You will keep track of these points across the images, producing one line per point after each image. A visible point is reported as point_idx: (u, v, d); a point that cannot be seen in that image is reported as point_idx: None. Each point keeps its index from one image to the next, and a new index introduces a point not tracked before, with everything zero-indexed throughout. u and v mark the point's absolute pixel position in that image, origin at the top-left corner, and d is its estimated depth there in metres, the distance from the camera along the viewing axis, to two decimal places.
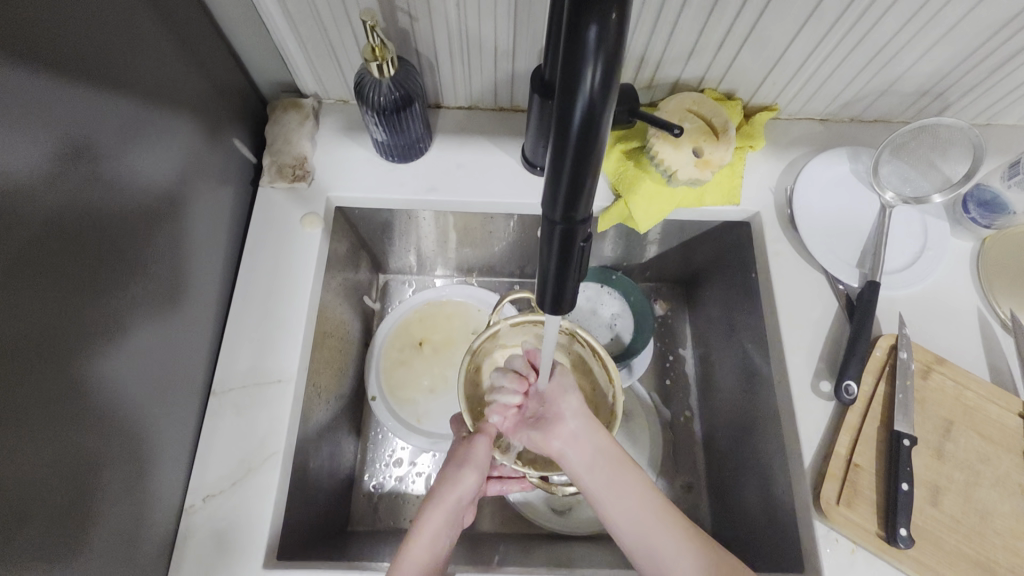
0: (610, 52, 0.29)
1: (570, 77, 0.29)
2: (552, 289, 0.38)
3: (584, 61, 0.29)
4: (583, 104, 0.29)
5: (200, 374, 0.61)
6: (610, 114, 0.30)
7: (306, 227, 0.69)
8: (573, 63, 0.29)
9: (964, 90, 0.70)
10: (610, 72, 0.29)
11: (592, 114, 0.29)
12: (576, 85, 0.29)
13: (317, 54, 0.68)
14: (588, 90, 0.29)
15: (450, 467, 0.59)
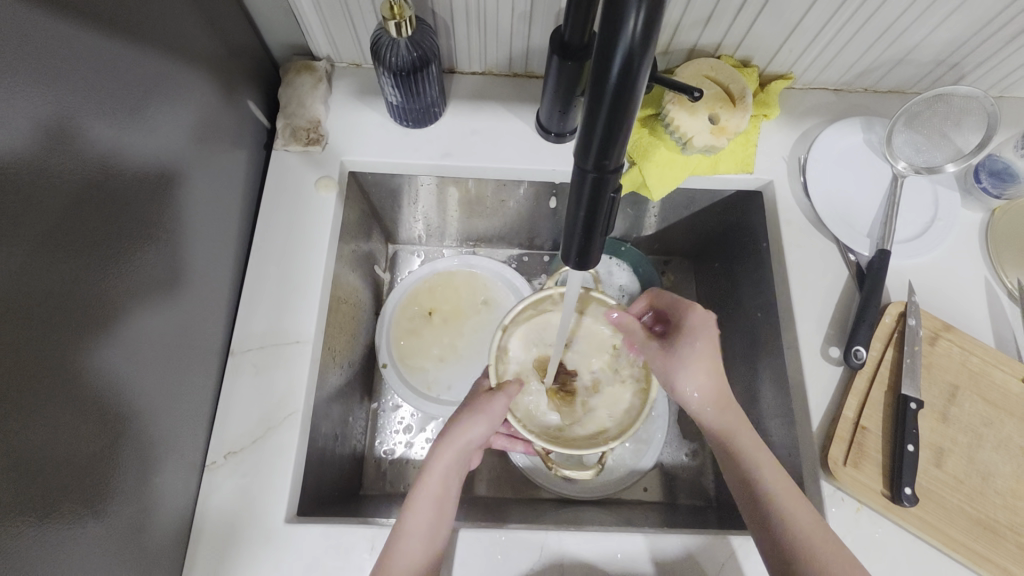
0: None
1: (610, 22, 0.29)
2: (580, 241, 0.39)
3: (625, 7, 0.28)
4: (624, 52, 0.29)
5: (217, 336, 0.62)
6: (648, 63, 0.30)
7: (321, 191, 0.69)
8: (613, 8, 0.29)
9: (981, 60, 0.70)
10: (651, 19, 0.29)
11: (631, 64, 0.30)
12: (617, 30, 0.29)
13: (330, 15, 0.67)
14: (629, 38, 0.29)
15: (466, 412, 0.60)
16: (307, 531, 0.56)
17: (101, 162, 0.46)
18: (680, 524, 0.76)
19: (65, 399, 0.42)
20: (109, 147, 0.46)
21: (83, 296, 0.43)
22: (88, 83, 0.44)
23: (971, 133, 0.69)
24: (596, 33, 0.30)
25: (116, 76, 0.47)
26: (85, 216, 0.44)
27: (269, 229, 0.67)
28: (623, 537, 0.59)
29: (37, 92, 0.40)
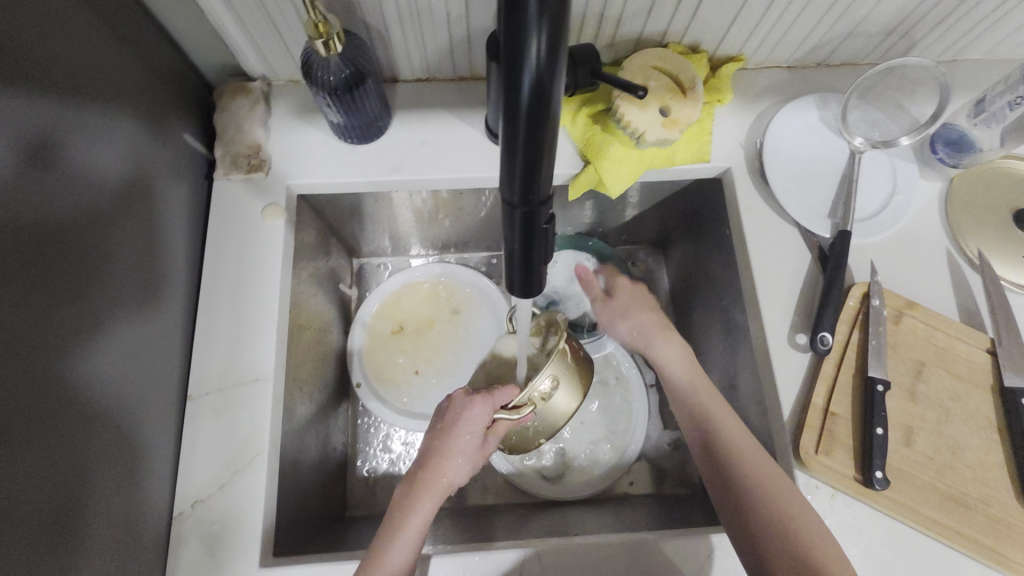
0: (555, 19, 0.26)
1: (513, 49, 0.27)
2: (520, 269, 0.38)
3: (526, 31, 0.26)
4: (531, 81, 0.27)
5: (173, 381, 0.60)
6: (560, 86, 0.28)
7: (268, 219, 0.66)
8: (514, 32, 0.26)
9: (930, 26, 0.69)
10: (555, 39, 0.27)
11: (541, 93, 0.27)
12: (521, 58, 0.27)
13: (258, 33, 0.64)
14: (534, 63, 0.27)
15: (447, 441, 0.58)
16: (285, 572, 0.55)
17: (42, 212, 0.45)
18: (666, 518, 0.76)
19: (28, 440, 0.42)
20: (39, 198, 0.45)
21: (38, 343, 0.44)
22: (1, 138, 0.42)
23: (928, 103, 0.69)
24: (501, 61, 0.28)
25: (35, 125, 0.45)
26: (39, 265, 0.45)
27: (217, 264, 0.65)
28: (601, 544, 0.59)
29: None
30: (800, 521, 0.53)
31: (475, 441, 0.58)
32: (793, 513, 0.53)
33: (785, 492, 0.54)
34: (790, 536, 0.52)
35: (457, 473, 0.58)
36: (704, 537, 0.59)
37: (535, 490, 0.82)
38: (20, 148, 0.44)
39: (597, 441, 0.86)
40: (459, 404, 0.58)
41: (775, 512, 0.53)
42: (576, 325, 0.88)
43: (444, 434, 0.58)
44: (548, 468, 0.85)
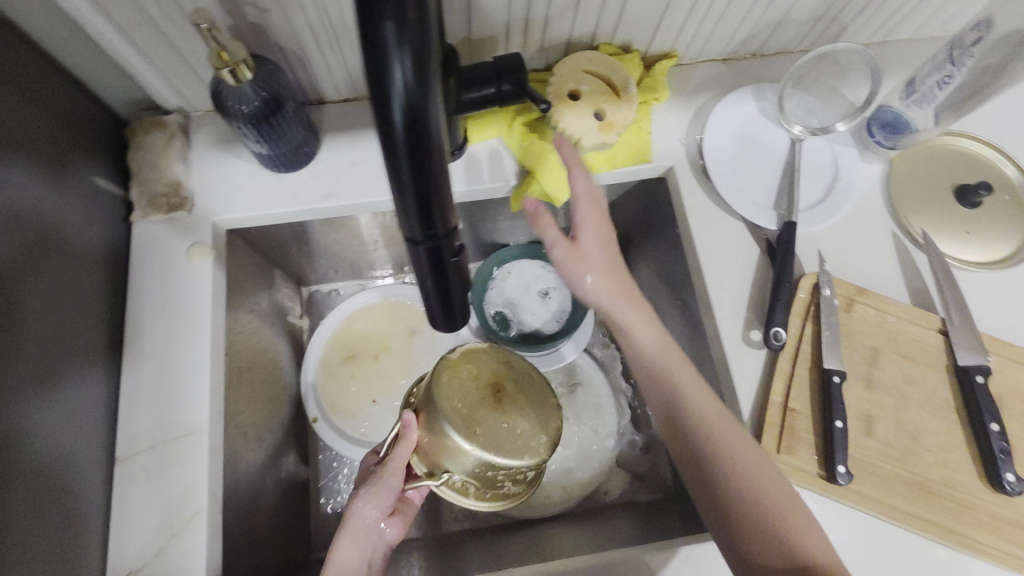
0: (417, 42, 0.24)
1: (377, 77, 0.25)
2: (439, 305, 0.36)
3: (388, 58, 0.24)
4: (402, 111, 0.25)
5: (99, 443, 0.56)
6: (437, 112, 0.26)
7: (194, 259, 0.63)
8: (375, 62, 0.25)
9: (858, 10, 0.68)
10: (421, 64, 0.25)
11: (417, 122, 0.25)
12: (386, 87, 0.25)
13: (165, 64, 0.60)
14: (401, 91, 0.25)
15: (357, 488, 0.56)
16: None
17: None
18: (641, 527, 0.74)
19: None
20: None
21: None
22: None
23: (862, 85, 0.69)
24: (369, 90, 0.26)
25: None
26: None
27: (142, 313, 0.61)
28: None
29: None
30: (770, 502, 0.51)
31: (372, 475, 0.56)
32: (760, 497, 0.51)
33: (746, 468, 0.52)
34: (773, 533, 0.49)
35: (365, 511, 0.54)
36: None
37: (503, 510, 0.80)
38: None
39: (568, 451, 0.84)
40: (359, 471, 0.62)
41: (750, 508, 0.51)
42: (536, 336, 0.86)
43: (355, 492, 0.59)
44: None
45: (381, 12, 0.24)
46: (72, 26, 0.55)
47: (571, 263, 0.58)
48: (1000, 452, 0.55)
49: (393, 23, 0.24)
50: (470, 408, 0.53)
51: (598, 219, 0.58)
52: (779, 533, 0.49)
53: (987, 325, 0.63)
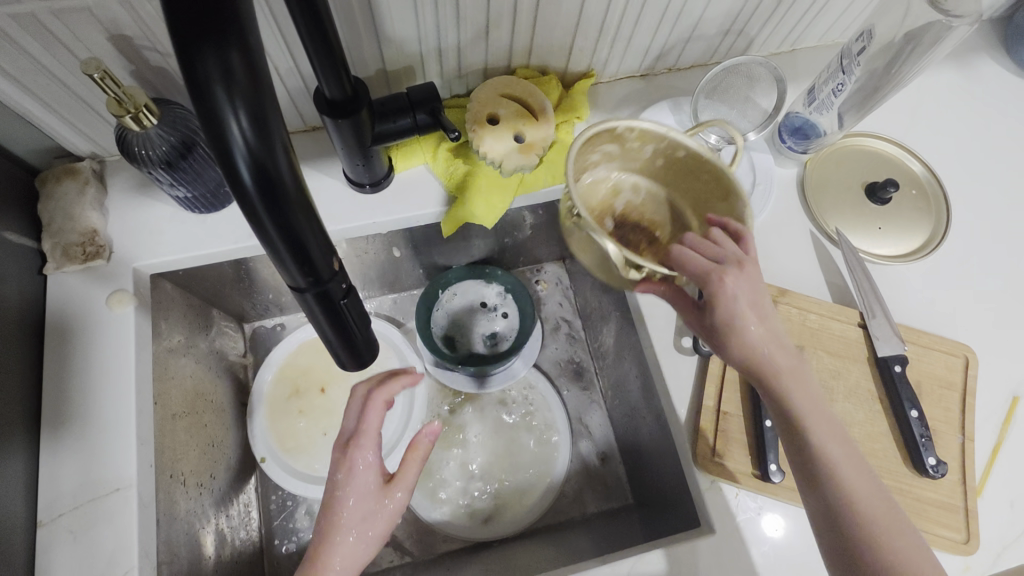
0: (250, 97, 0.25)
1: (217, 138, 0.25)
2: (342, 345, 0.35)
3: (221, 116, 0.25)
4: (247, 162, 0.25)
5: (19, 509, 0.53)
6: (287, 159, 0.27)
7: (114, 308, 0.61)
8: (210, 121, 0.25)
9: (761, 23, 0.72)
10: (258, 115, 0.25)
11: (266, 171, 0.26)
12: (227, 144, 0.25)
13: (71, 112, 0.59)
14: (243, 145, 0.25)
15: (343, 505, 0.50)
16: None
17: None
18: (599, 541, 0.74)
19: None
20: None
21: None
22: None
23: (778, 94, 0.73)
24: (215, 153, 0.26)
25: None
26: None
27: (60, 369, 0.59)
28: None
29: None
30: (848, 469, 0.44)
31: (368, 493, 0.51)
32: (838, 446, 0.44)
33: (828, 441, 0.44)
34: (850, 494, 0.43)
35: (353, 554, 0.49)
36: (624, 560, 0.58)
37: (460, 534, 0.80)
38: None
39: (523, 466, 0.84)
40: (339, 460, 0.52)
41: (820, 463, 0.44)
42: (485, 357, 0.86)
43: (332, 499, 0.51)
44: (477, 509, 0.82)
45: (208, 75, 0.25)
46: None
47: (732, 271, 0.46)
48: (920, 437, 0.58)
49: (222, 85, 0.25)
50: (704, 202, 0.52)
51: (740, 283, 0.43)
52: (855, 504, 0.43)
53: (904, 316, 0.66)
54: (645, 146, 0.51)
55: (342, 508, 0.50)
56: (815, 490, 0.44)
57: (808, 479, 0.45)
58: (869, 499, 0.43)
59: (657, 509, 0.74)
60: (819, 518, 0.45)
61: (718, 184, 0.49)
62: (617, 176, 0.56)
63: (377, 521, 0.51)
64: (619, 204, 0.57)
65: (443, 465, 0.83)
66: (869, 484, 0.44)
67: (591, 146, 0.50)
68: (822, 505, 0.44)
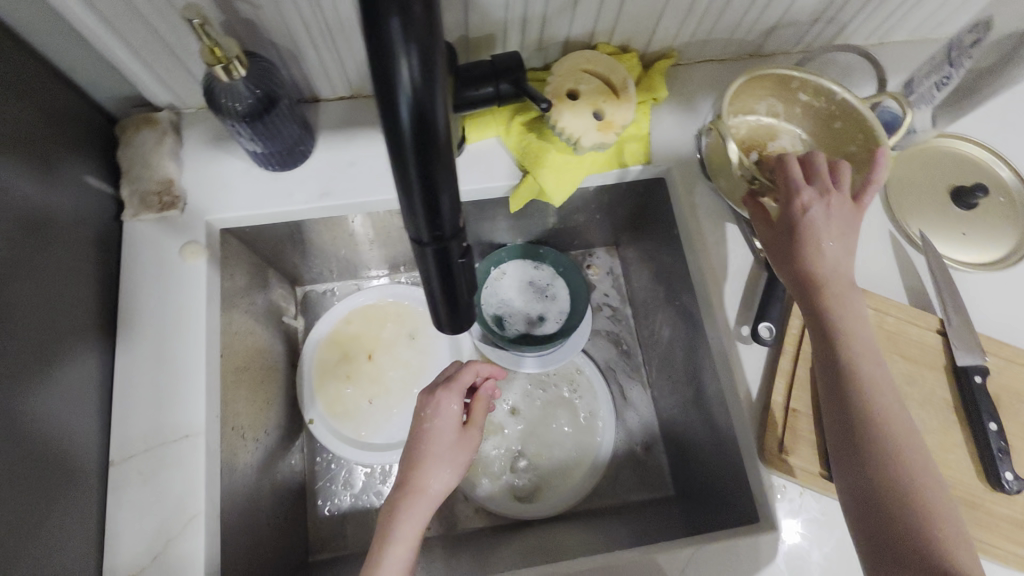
0: (423, 35, 0.24)
1: (383, 74, 0.24)
2: (444, 305, 0.35)
3: (392, 53, 0.23)
4: (410, 106, 0.24)
5: (93, 448, 0.55)
6: (444, 107, 0.25)
7: (188, 259, 0.62)
8: (379, 57, 0.24)
9: (856, 10, 0.68)
10: (428, 58, 0.24)
11: (423, 120, 0.24)
12: (391, 82, 0.24)
13: (157, 60, 0.59)
14: (409, 89, 0.24)
15: (433, 429, 0.57)
16: None
17: None
18: (641, 529, 0.74)
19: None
20: None
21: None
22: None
23: (867, 86, 0.70)
24: (375, 87, 0.25)
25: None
26: None
27: (133, 315, 0.60)
28: (572, 568, 0.57)
29: None
30: (900, 433, 0.45)
31: (453, 425, 0.58)
32: (890, 415, 0.46)
33: (884, 405, 0.46)
34: (903, 465, 0.45)
35: (444, 478, 0.55)
36: (679, 548, 0.57)
37: (505, 511, 0.79)
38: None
39: (564, 447, 0.84)
40: (427, 402, 0.59)
41: (864, 430, 0.46)
42: (534, 337, 0.85)
43: (423, 434, 0.57)
44: (519, 487, 0.82)
45: (386, 7, 0.23)
46: (60, 23, 0.54)
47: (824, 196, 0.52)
48: (998, 452, 0.56)
49: (397, 19, 0.23)
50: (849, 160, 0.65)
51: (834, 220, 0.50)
52: (905, 468, 0.44)
53: (984, 326, 0.64)
54: (816, 103, 0.65)
55: (432, 432, 0.57)
56: (854, 464, 0.46)
57: (850, 449, 0.47)
58: (913, 464, 0.44)
59: (703, 501, 0.73)
60: (857, 499, 0.46)
61: (867, 146, 0.62)
62: (778, 124, 0.69)
63: (461, 450, 0.57)
64: (773, 146, 0.67)
65: (487, 440, 0.84)
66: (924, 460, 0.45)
67: (751, 90, 0.65)
68: (864, 479, 0.45)
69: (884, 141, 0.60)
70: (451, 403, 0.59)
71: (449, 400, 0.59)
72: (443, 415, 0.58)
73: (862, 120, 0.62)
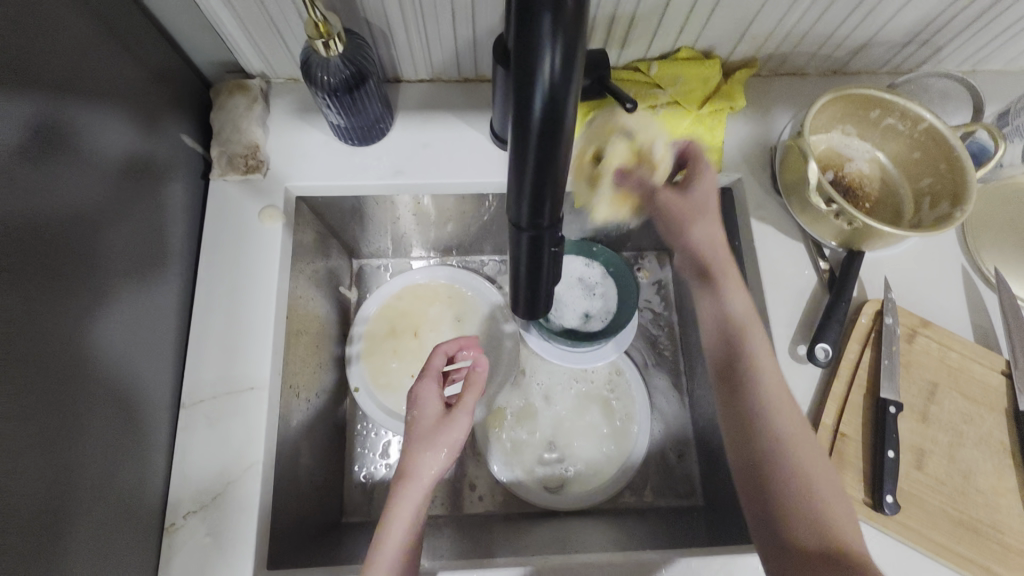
0: (572, 33, 0.24)
1: (524, 67, 0.25)
2: (526, 289, 0.37)
3: (538, 47, 0.24)
4: (544, 98, 0.25)
5: (167, 388, 0.59)
6: (573, 103, 0.26)
7: (266, 222, 0.65)
8: (525, 48, 0.24)
9: (952, 35, 0.66)
10: (572, 54, 0.24)
11: (553, 114, 0.25)
12: (532, 73, 0.25)
13: (258, 30, 0.62)
14: (546, 82, 0.25)
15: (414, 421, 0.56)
16: None
17: (34, 209, 0.44)
18: (667, 534, 0.74)
19: (10, 445, 0.41)
20: (35, 201, 0.44)
21: (14, 336, 0.41)
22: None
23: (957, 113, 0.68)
24: (512, 76, 0.26)
25: (17, 107, 0.43)
26: (27, 270, 0.43)
27: (212, 270, 0.64)
28: (602, 562, 0.58)
29: None
30: (814, 480, 0.49)
31: (434, 410, 0.56)
32: (794, 478, 0.49)
33: (796, 477, 0.49)
34: (816, 525, 0.47)
35: (434, 460, 0.52)
36: (712, 558, 0.58)
37: (533, 499, 0.80)
38: (8, 136, 0.42)
39: (596, 444, 0.84)
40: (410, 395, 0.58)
41: (763, 464, 0.51)
42: (578, 333, 0.85)
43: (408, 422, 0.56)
44: (548, 478, 0.83)
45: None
46: None
47: (676, 216, 0.62)
48: None
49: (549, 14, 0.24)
50: (929, 189, 0.64)
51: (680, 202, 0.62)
52: (821, 526, 0.47)
53: None
54: (901, 128, 0.64)
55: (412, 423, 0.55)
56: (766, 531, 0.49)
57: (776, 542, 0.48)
58: (810, 504, 0.48)
59: (733, 514, 0.73)
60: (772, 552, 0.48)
61: (952, 177, 0.61)
62: (855, 146, 0.68)
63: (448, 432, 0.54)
64: (848, 168, 0.68)
65: (522, 428, 0.85)
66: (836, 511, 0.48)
67: (831, 109, 0.64)
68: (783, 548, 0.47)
69: (971, 173, 0.59)
70: (431, 390, 0.57)
71: (427, 387, 0.58)
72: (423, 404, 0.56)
73: (948, 150, 0.61)
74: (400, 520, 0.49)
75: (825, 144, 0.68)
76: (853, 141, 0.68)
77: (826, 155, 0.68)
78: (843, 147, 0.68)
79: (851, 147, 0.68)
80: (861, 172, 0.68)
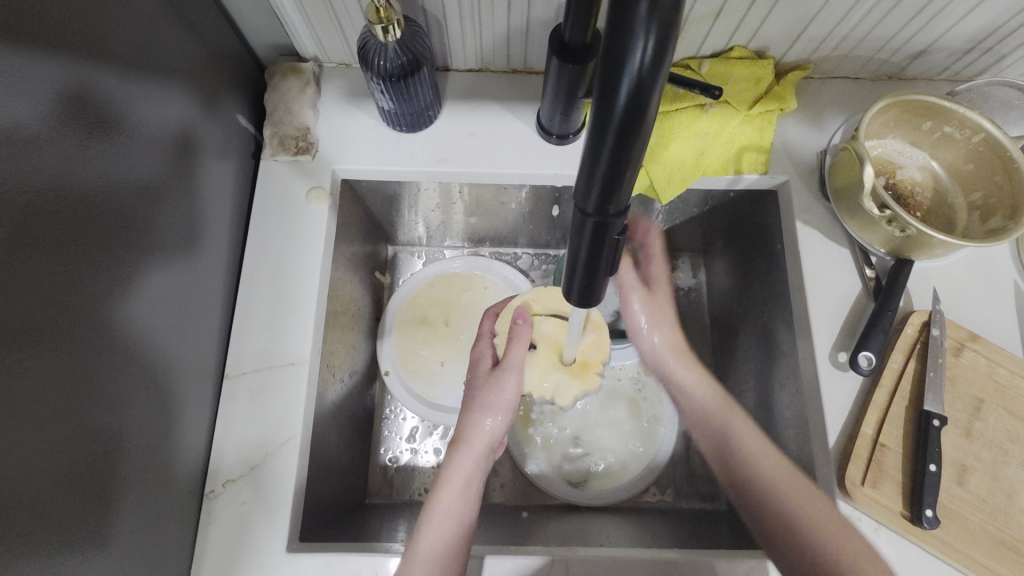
0: (666, 21, 0.24)
1: (615, 52, 0.25)
2: (581, 278, 0.36)
3: (633, 33, 0.24)
4: (631, 82, 0.25)
5: (212, 358, 0.60)
6: (659, 90, 0.26)
7: (312, 203, 0.66)
8: (617, 33, 0.24)
9: (1018, 44, 0.64)
10: (665, 41, 0.24)
11: (638, 100, 0.25)
12: (624, 60, 0.25)
13: (316, 15, 0.63)
14: (637, 67, 0.25)
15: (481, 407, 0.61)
16: (309, 559, 0.55)
17: (99, 178, 0.46)
18: (691, 536, 0.74)
19: (68, 404, 0.42)
20: (100, 168, 0.46)
21: (78, 299, 0.43)
22: (53, 92, 0.41)
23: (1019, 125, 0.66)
24: (599, 65, 0.26)
25: (88, 81, 0.44)
26: (92, 235, 0.45)
27: (258, 247, 0.65)
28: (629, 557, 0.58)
29: (33, 123, 0.39)
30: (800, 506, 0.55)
31: (508, 396, 0.61)
32: (798, 509, 0.55)
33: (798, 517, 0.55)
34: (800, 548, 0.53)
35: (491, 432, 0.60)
36: (741, 561, 0.57)
37: (556, 492, 0.80)
38: (76, 107, 0.43)
39: (621, 442, 0.84)
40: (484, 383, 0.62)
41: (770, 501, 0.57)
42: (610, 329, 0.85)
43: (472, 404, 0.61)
44: (572, 473, 0.83)
45: None
46: None
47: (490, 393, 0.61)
48: None
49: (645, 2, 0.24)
50: (983, 202, 0.62)
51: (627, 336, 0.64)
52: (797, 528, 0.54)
53: None
54: (959, 136, 0.62)
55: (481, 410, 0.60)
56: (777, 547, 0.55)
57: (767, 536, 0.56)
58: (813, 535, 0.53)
59: None
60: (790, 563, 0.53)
61: (1011, 189, 0.59)
62: (907, 153, 0.67)
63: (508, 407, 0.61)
64: (899, 175, 0.66)
65: (548, 422, 0.85)
66: (816, 504, 0.55)
67: (887, 114, 0.63)
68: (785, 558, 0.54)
69: None
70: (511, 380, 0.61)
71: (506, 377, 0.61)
72: (497, 394, 0.61)
73: (1008, 160, 0.59)
74: (454, 483, 0.57)
75: (876, 150, 0.66)
76: (906, 149, 0.67)
77: (876, 160, 0.66)
78: (895, 154, 0.67)
79: (904, 154, 0.67)
80: (912, 180, 0.66)
